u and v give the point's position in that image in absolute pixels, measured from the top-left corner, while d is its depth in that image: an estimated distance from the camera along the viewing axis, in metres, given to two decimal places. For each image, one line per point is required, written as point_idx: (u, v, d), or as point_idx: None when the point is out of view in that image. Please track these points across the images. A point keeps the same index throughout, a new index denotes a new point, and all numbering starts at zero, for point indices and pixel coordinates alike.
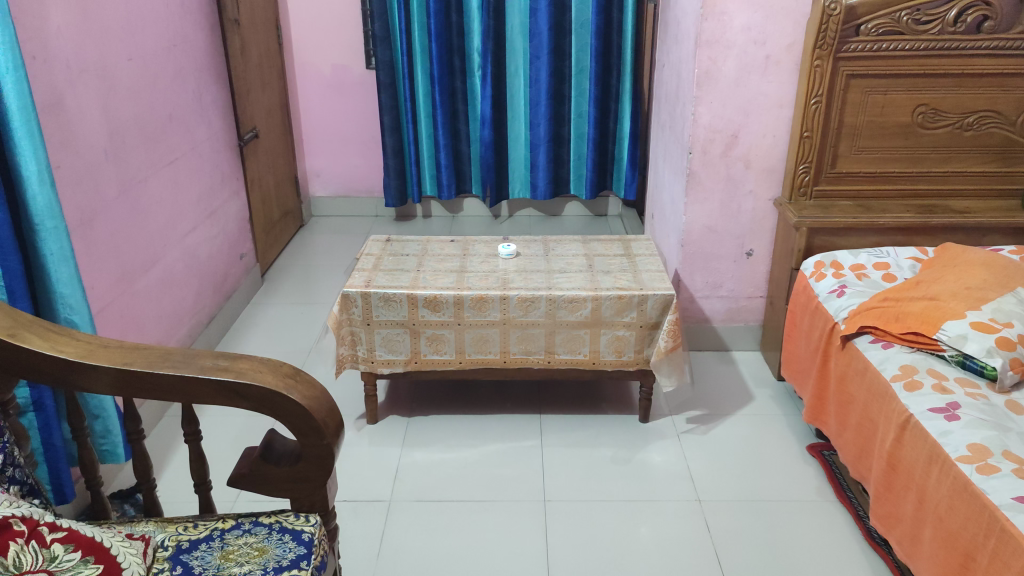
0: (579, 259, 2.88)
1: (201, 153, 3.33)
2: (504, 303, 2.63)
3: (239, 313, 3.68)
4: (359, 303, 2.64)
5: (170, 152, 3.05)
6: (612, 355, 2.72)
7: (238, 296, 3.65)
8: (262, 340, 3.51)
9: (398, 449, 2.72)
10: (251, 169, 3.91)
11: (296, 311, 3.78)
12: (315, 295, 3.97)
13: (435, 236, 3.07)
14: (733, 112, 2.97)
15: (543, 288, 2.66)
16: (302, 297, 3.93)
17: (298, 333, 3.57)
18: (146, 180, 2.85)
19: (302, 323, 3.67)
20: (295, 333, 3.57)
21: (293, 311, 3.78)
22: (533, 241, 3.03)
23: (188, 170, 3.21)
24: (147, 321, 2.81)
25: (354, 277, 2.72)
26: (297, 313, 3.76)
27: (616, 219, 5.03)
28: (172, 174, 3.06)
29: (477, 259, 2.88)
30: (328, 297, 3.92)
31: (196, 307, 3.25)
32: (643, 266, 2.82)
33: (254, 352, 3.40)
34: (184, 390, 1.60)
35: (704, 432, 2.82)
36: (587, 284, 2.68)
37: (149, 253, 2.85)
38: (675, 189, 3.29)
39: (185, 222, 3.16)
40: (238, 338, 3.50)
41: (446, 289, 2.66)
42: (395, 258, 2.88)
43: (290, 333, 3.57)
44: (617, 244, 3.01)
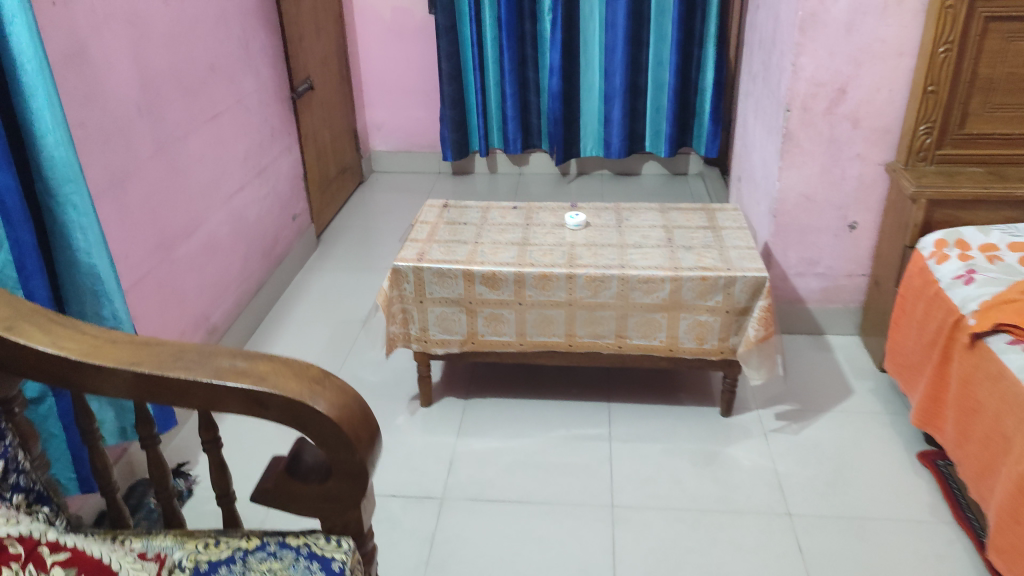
0: (657, 232, 2.55)
1: (248, 107, 3.11)
2: (571, 282, 2.34)
3: (292, 277, 3.50)
4: (411, 279, 2.39)
5: (212, 107, 2.83)
6: (691, 343, 2.40)
7: (290, 261, 3.47)
8: (315, 307, 3.32)
9: (452, 438, 2.50)
10: (304, 123, 3.69)
11: (351, 276, 3.58)
12: (373, 260, 3.76)
13: (496, 203, 2.79)
14: (842, 62, 2.55)
15: (616, 267, 2.35)
16: (358, 261, 3.73)
17: (354, 301, 3.37)
18: (185, 138, 2.64)
19: (357, 289, 3.46)
20: (349, 300, 3.38)
21: (347, 276, 3.58)
22: (605, 210, 2.71)
23: (233, 126, 2.99)
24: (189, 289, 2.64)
25: (406, 249, 2.47)
26: (352, 278, 3.56)
27: (696, 179, 4.64)
28: (215, 130, 2.85)
29: (542, 230, 2.59)
30: (385, 261, 3.71)
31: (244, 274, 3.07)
32: (731, 242, 2.48)
33: (305, 321, 3.22)
34: (197, 399, 1.39)
35: (796, 432, 2.50)
36: (666, 262, 2.36)
37: (188, 217, 2.65)
38: (768, 151, 2.90)
39: (230, 182, 2.96)
40: (290, 305, 3.33)
41: (507, 264, 2.38)
42: (452, 227, 2.62)
43: (344, 300, 3.38)
44: (700, 215, 2.67)
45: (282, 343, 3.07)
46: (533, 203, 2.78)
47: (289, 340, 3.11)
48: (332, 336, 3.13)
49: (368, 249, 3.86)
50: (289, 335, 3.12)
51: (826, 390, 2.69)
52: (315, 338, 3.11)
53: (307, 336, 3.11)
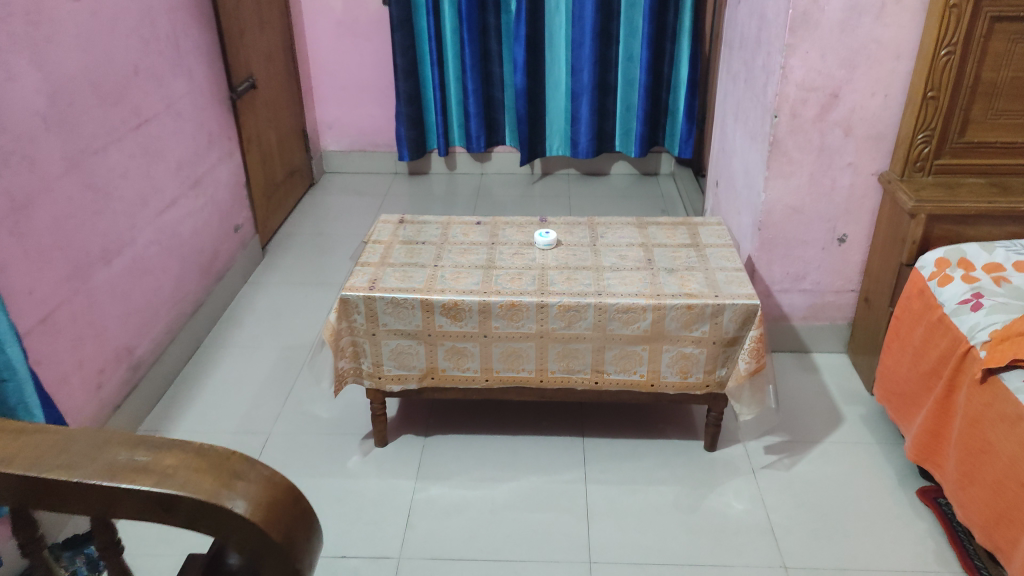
0: (635, 252, 2.32)
1: (180, 111, 2.80)
2: (542, 312, 2.10)
3: (234, 296, 3.19)
4: (363, 309, 2.12)
5: (137, 112, 2.52)
6: (675, 376, 2.18)
7: (231, 277, 3.17)
8: (259, 328, 3.02)
9: (411, 483, 2.25)
10: (246, 124, 3.37)
11: (299, 292, 3.29)
12: (324, 272, 3.46)
13: (458, 219, 2.53)
14: (835, 64, 2.34)
15: (592, 294, 2.11)
16: (308, 274, 3.44)
17: (301, 320, 3.08)
18: (105, 150, 2.33)
19: (306, 307, 3.17)
20: (297, 320, 3.08)
21: (296, 293, 3.29)
22: (577, 226, 2.47)
23: (164, 133, 2.68)
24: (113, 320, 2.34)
25: (356, 275, 2.20)
26: (300, 295, 3.27)
27: (668, 179, 4.43)
28: (141, 138, 2.53)
29: (509, 251, 2.34)
30: (337, 275, 3.43)
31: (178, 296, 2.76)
32: (716, 262, 2.26)
33: (246, 344, 2.92)
34: (93, 512, 0.97)
35: (787, 468, 2.29)
36: (648, 288, 2.13)
37: (109, 238, 2.35)
38: (751, 158, 2.68)
39: (160, 196, 2.65)
40: (231, 326, 3.03)
41: (470, 292, 2.12)
42: (408, 248, 2.36)
43: (291, 319, 3.08)
44: (681, 231, 2.44)
45: (222, 371, 2.77)
46: (498, 219, 2.52)
47: (230, 367, 2.81)
48: (278, 360, 2.84)
49: (319, 261, 3.57)
50: (230, 361, 2.83)
51: (816, 418, 2.49)
52: (260, 364, 2.82)
53: (251, 363, 2.82)
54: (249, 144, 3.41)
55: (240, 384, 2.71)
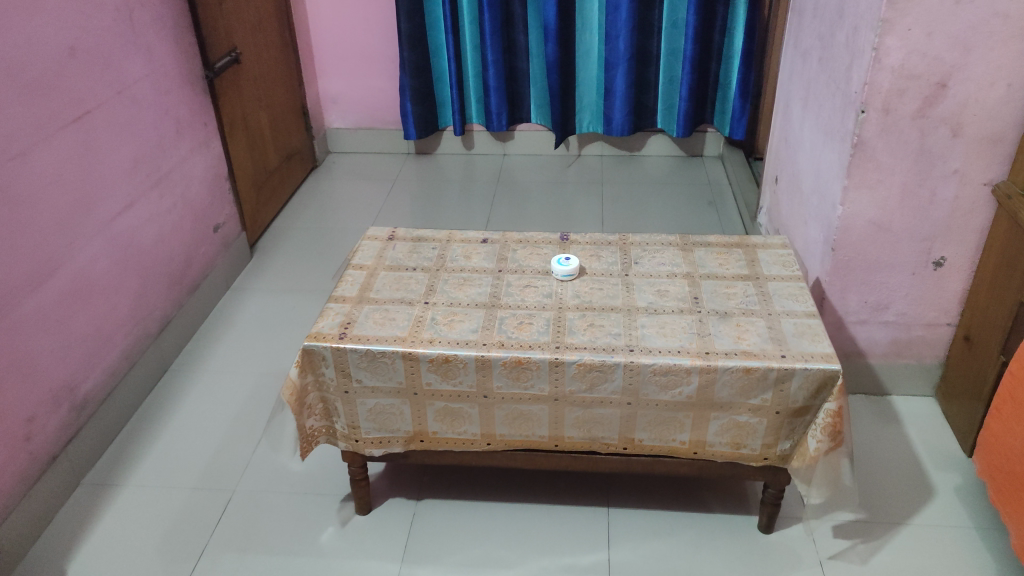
0: (678, 286, 1.84)
1: (137, 96, 2.36)
2: (557, 372, 1.64)
3: (212, 305, 2.78)
4: (331, 363, 1.70)
5: (77, 102, 2.09)
6: (724, 446, 1.70)
7: (209, 284, 2.76)
8: (235, 349, 2.61)
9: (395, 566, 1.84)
10: (229, 106, 2.94)
11: (288, 302, 2.87)
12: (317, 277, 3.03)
13: (461, 235, 2.08)
14: (944, 45, 1.80)
15: (620, 349, 1.65)
16: (300, 279, 3.02)
17: (286, 338, 2.67)
18: (29, 154, 1.91)
19: (293, 321, 2.76)
20: (279, 339, 2.67)
21: (284, 301, 2.87)
22: (606, 249, 2.01)
23: (113, 125, 2.25)
24: (44, 358, 1.96)
25: (327, 315, 1.77)
26: (288, 305, 2.85)
27: (715, 162, 3.88)
28: (83, 134, 2.11)
29: (518, 282, 1.89)
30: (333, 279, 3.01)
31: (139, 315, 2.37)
32: (780, 303, 1.77)
33: (221, 367, 2.53)
34: None
35: (862, 561, 1.82)
36: (693, 341, 1.66)
37: (39, 260, 1.95)
38: (825, 160, 2.17)
39: (110, 201, 2.24)
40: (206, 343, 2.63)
41: (466, 343, 1.68)
42: (396, 277, 1.92)
43: (273, 338, 2.66)
44: (736, 256, 1.96)
45: (188, 401, 2.37)
46: (509, 236, 2.07)
47: (197, 396, 2.41)
48: (253, 390, 2.43)
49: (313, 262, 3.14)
50: (196, 390, 2.42)
51: (900, 487, 2.01)
52: (233, 393, 2.41)
53: (222, 392, 2.41)
54: (233, 129, 2.98)
55: (204, 418, 2.31)
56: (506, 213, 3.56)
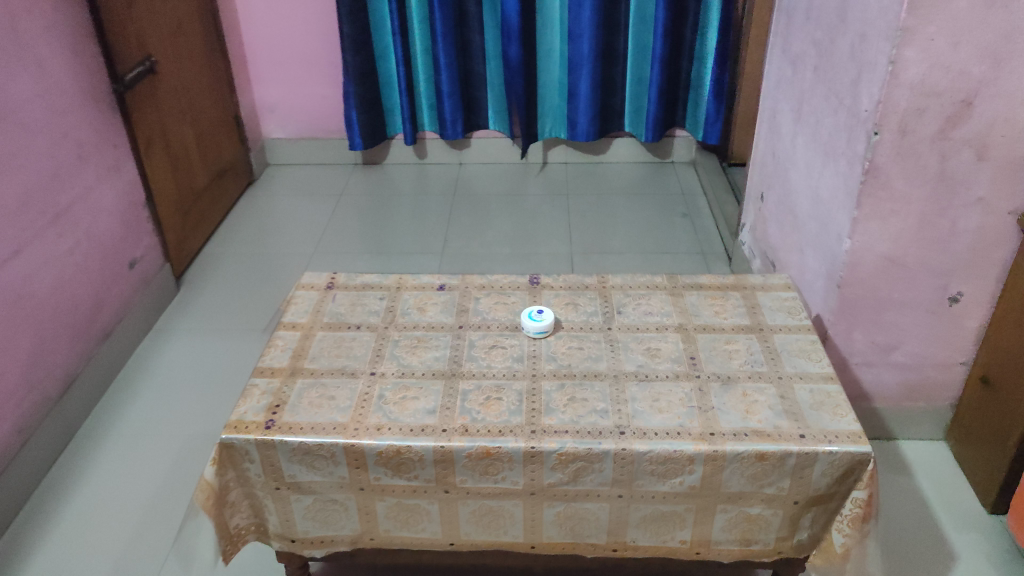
0: (670, 344, 1.57)
1: (24, 120, 1.99)
2: (533, 463, 1.36)
3: (127, 355, 2.45)
4: (256, 458, 1.39)
5: None
6: (732, 543, 1.46)
7: (123, 330, 2.41)
8: (155, 407, 2.27)
9: None
10: (144, 122, 2.57)
11: (221, 344, 2.53)
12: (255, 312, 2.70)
13: (413, 283, 1.78)
14: (972, 57, 1.55)
15: (608, 432, 1.36)
16: (234, 316, 2.69)
17: (213, 388, 2.34)
18: None
19: (222, 367, 2.43)
20: (210, 390, 2.34)
21: (213, 342, 2.54)
22: (583, 296, 1.72)
23: None
24: None
25: (251, 395, 1.46)
26: (221, 348, 2.52)
27: (687, 168, 3.63)
28: None
29: (482, 342, 1.59)
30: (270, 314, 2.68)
31: (35, 378, 2.01)
32: (790, 362, 1.51)
33: (135, 426, 2.20)
34: None
35: None
36: (695, 418, 1.39)
37: None
38: (826, 183, 1.92)
39: None
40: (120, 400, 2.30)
41: (421, 430, 1.38)
42: (337, 339, 1.61)
43: (202, 391, 2.33)
44: (732, 301, 1.69)
45: (96, 474, 2.04)
46: (470, 283, 1.78)
47: (110, 469, 2.07)
48: (177, 458, 2.10)
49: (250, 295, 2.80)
50: (109, 462, 2.08)
51: (920, 554, 1.79)
52: (153, 463, 2.08)
53: (140, 462, 2.08)
54: (150, 148, 2.61)
55: (118, 498, 1.97)
56: (465, 228, 3.24)
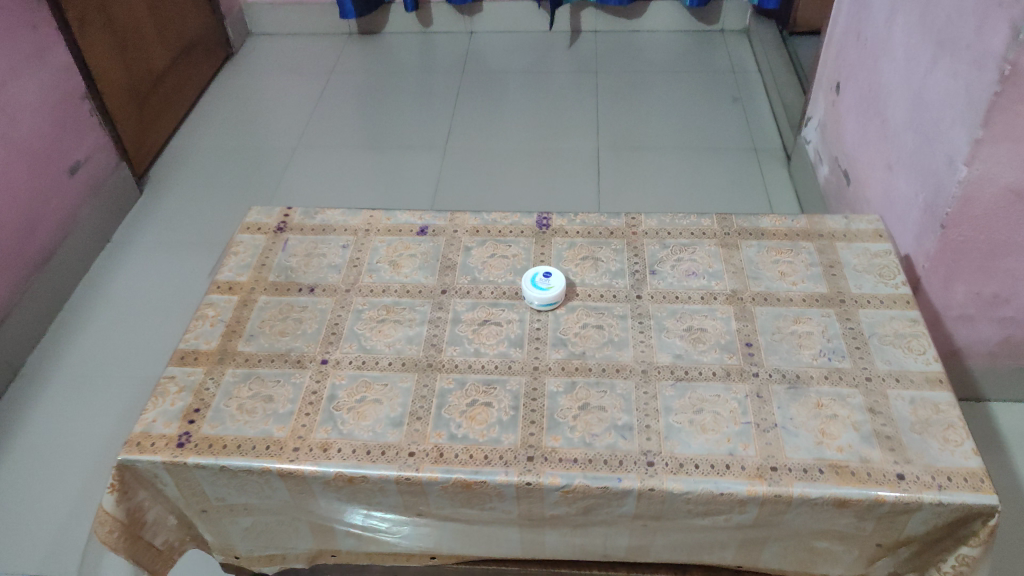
0: (718, 324, 1.18)
1: None
2: (529, 500, 1.02)
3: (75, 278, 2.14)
4: (172, 482, 1.06)
5: None
6: (787, 567, 1.13)
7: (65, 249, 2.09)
8: (108, 345, 1.99)
9: None
10: None
11: (188, 265, 2.21)
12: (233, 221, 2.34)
13: (387, 226, 1.38)
14: None
15: (632, 462, 1.01)
16: (199, 227, 2.33)
17: (167, 323, 2.03)
18: None
19: (180, 295, 2.11)
20: (172, 321, 2.05)
21: (173, 262, 2.21)
22: (606, 247, 1.32)
23: None
24: None
25: (164, 390, 1.12)
26: (186, 268, 2.20)
27: (739, 39, 3.06)
28: None
29: (470, 317, 1.21)
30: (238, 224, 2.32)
31: None
32: (881, 356, 1.12)
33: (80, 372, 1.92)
34: None
35: None
36: (750, 444, 1.02)
37: None
38: (934, 88, 1.44)
39: None
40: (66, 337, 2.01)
41: (381, 453, 1.03)
42: (283, 307, 1.24)
43: (163, 322, 2.04)
44: (804, 258, 1.28)
45: (32, 433, 1.78)
46: (460, 226, 1.37)
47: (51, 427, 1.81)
48: (128, 408, 1.84)
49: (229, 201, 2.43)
50: (49, 418, 1.82)
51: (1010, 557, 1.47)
52: (108, 415, 1.82)
53: (83, 418, 1.81)
54: (85, 25, 2.16)
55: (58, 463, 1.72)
56: (476, 114, 2.77)
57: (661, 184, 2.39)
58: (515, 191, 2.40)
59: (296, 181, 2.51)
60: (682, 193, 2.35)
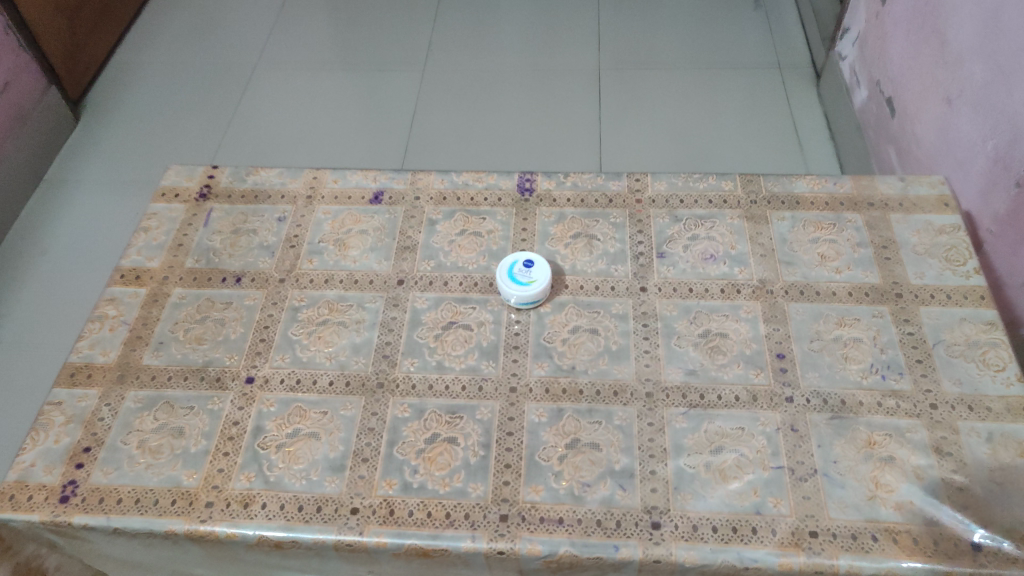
0: (742, 329, 0.94)
1: None
2: (503, 568, 0.81)
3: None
4: (59, 540, 0.85)
5: None
6: None
7: None
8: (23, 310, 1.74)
9: None
10: None
11: (131, 207, 1.95)
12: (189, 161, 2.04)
13: (333, 192, 1.12)
14: None
15: (633, 524, 0.79)
16: (135, 166, 2.04)
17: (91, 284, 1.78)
18: None
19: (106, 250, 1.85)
20: (94, 279, 1.79)
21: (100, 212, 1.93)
22: (603, 221, 1.06)
23: None
24: None
25: (49, 420, 0.89)
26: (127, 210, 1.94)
27: None
28: None
29: (432, 318, 0.97)
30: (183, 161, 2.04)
31: None
32: (948, 374, 0.89)
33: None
34: None
35: None
36: (783, 498, 0.81)
37: None
38: (1017, 8, 1.14)
39: None
40: None
41: (315, 509, 0.82)
42: (201, 304, 1.00)
43: (84, 282, 1.79)
44: (850, 236, 1.02)
45: None
46: (423, 191, 1.11)
47: None
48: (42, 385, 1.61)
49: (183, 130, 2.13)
50: None
51: None
52: (40, 390, 1.61)
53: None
54: None
55: None
56: (460, 22, 2.42)
57: (666, 112, 2.08)
58: (503, 122, 2.09)
59: (256, 104, 2.19)
60: (689, 124, 2.04)
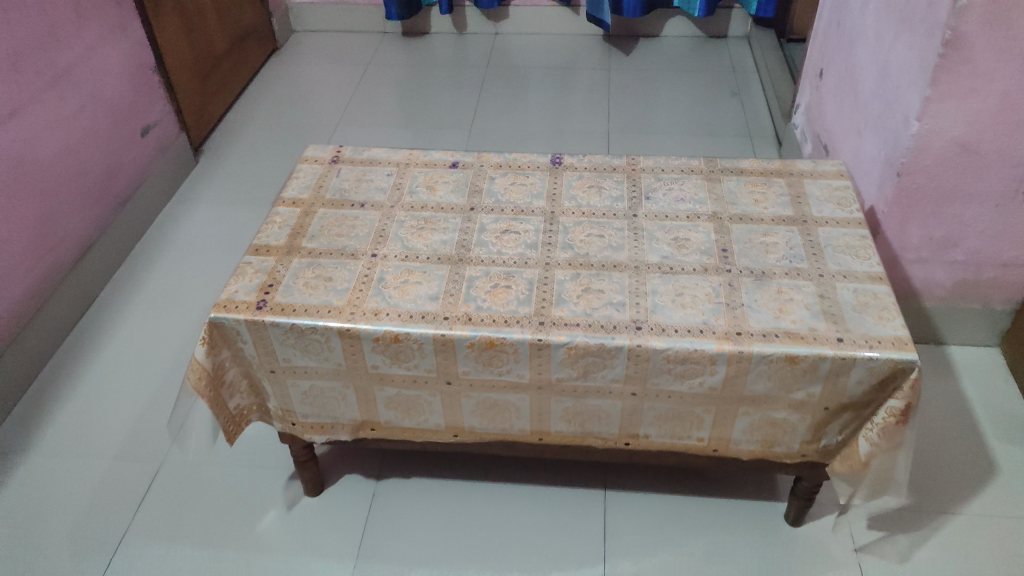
0: (700, 236, 1.42)
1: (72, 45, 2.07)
2: (540, 357, 1.25)
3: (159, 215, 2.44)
4: (250, 338, 1.31)
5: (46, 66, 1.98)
6: (752, 445, 1.34)
7: (150, 196, 2.41)
8: (150, 299, 2.14)
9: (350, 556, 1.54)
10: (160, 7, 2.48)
11: (226, 213, 2.47)
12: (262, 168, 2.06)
13: (424, 162, 1.64)
14: None
15: (624, 326, 1.24)
16: (222, 224, 2.41)
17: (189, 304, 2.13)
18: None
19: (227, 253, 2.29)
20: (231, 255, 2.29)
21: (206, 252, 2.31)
22: (609, 180, 1.57)
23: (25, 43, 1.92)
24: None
25: (249, 270, 1.37)
26: (226, 216, 2.46)
27: (741, 44, 3.32)
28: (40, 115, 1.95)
29: (494, 227, 1.46)
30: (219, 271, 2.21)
31: (80, 269, 2.09)
32: (832, 260, 1.36)
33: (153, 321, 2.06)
34: None
35: (903, 552, 1.51)
36: (721, 316, 1.26)
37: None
38: (897, 57, 1.65)
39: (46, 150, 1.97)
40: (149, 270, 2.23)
41: (421, 317, 1.28)
42: (339, 217, 1.49)
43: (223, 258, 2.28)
44: (775, 190, 1.52)
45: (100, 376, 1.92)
46: (486, 162, 1.63)
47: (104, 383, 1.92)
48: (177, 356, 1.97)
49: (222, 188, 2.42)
50: (102, 372, 1.93)
51: (958, 465, 1.67)
52: (180, 322, 2.08)
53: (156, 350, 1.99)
54: (160, 21, 2.48)
55: (110, 414, 1.84)
56: (498, 100, 3.01)
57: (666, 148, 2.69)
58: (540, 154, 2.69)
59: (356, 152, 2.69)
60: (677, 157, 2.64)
